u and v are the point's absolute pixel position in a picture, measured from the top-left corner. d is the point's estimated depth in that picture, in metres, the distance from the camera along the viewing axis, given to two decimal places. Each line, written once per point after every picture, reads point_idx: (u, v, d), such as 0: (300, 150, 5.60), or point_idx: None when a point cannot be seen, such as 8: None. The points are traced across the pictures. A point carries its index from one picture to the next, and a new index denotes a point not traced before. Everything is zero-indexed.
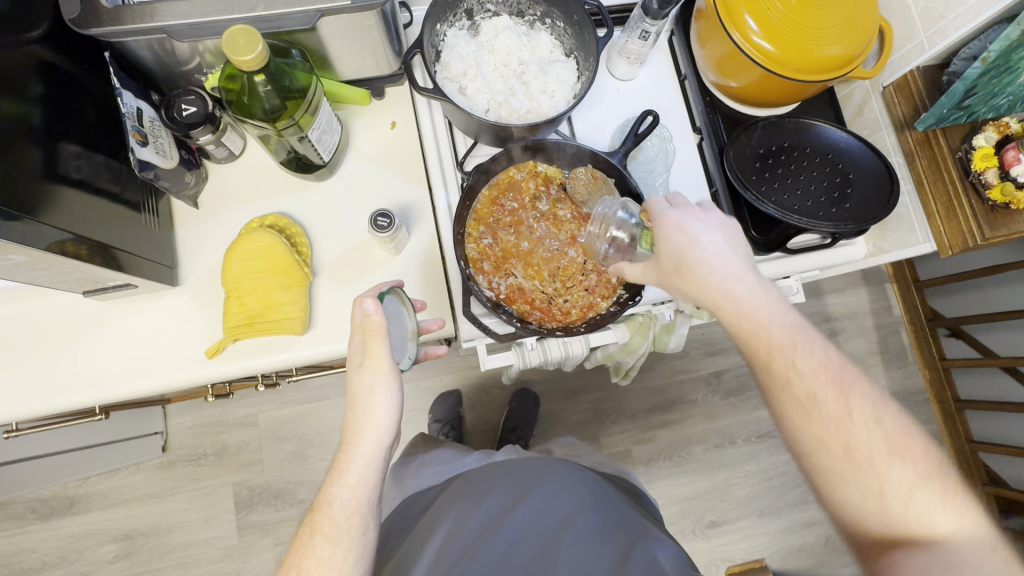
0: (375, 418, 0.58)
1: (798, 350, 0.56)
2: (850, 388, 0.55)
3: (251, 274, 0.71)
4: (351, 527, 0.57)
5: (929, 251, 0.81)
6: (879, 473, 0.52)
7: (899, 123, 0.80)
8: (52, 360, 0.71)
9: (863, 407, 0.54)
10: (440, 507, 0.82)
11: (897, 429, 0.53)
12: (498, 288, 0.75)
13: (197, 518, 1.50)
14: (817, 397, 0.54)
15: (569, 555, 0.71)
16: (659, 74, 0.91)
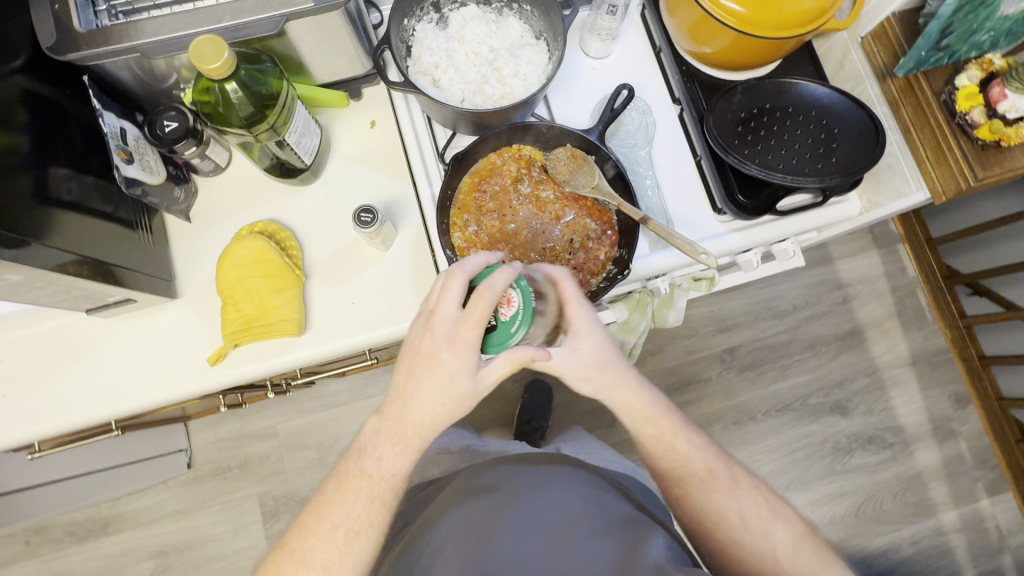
0: (442, 409, 0.61)
1: (682, 436, 0.71)
2: (732, 465, 0.71)
3: (243, 280, 0.73)
4: (393, 499, 0.66)
5: (923, 201, 0.78)
6: (768, 532, 0.66)
7: (879, 73, 0.78)
8: (63, 379, 0.74)
9: (742, 480, 0.70)
10: (445, 505, 0.80)
11: (773, 499, 0.69)
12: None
13: (227, 531, 1.53)
14: (711, 472, 0.70)
15: (575, 555, 0.66)
16: (634, 49, 0.90)
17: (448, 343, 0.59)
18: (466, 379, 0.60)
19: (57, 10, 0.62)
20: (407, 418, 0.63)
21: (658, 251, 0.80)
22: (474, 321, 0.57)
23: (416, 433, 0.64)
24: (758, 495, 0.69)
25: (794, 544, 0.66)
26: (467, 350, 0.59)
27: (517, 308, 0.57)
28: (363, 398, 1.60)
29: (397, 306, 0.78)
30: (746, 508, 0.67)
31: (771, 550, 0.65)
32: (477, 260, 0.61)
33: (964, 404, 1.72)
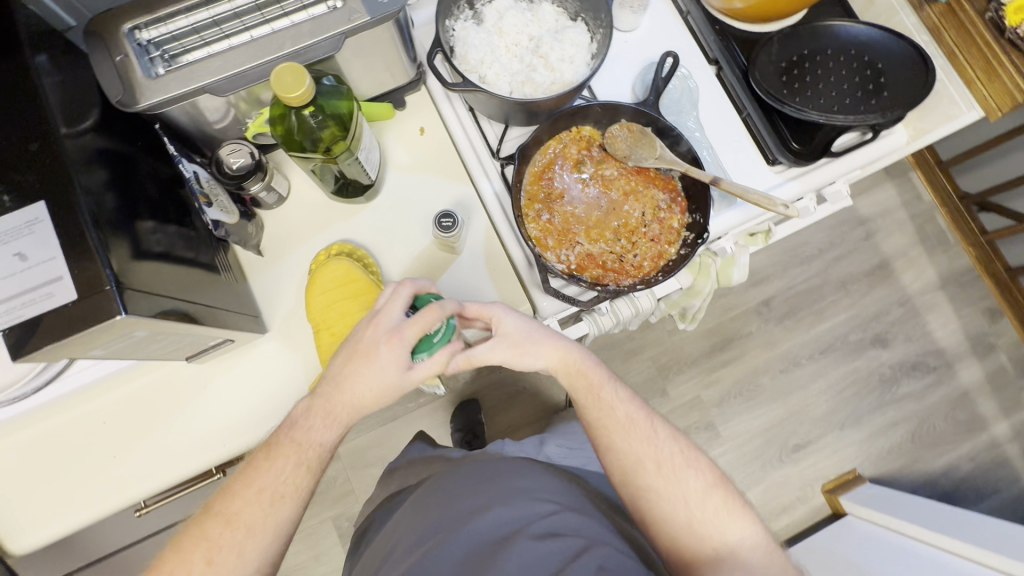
0: (365, 389, 0.63)
1: (604, 386, 0.72)
2: (645, 413, 0.71)
3: (334, 304, 0.74)
4: (310, 480, 0.64)
5: (977, 119, 0.79)
6: (671, 492, 0.67)
7: (918, 1, 0.81)
8: (172, 430, 0.74)
9: (655, 434, 0.70)
10: (410, 510, 0.78)
11: (686, 451, 0.70)
12: (567, 260, 0.76)
13: (307, 558, 1.55)
14: (627, 422, 0.70)
15: (517, 554, 0.63)
16: (661, 17, 0.91)
17: (385, 340, 0.63)
18: (391, 378, 0.63)
19: (119, 61, 0.61)
20: (338, 397, 0.64)
21: (721, 212, 0.84)
22: (416, 326, 0.62)
23: (345, 414, 0.64)
24: (669, 449, 0.69)
25: (705, 493, 0.67)
26: (403, 350, 0.63)
27: (441, 325, 0.63)
28: (418, 407, 1.61)
29: None
30: (659, 456, 0.68)
31: (686, 494, 0.66)
32: (426, 284, 0.69)
33: (998, 318, 1.76)
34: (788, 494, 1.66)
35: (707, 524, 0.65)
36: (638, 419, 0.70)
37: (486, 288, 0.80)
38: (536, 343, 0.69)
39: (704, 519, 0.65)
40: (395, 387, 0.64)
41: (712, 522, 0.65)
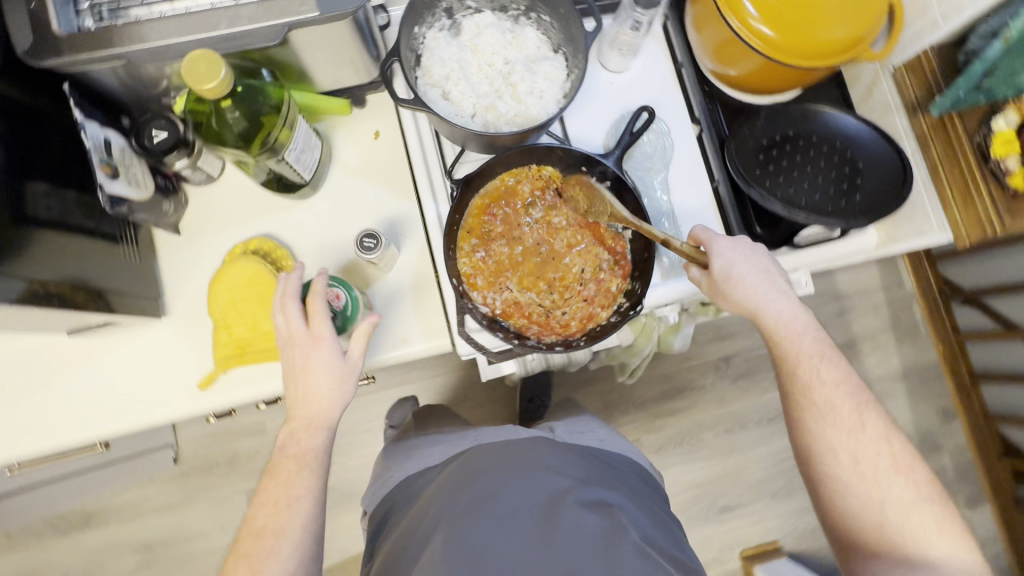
0: (321, 392, 0.62)
1: (821, 359, 0.67)
2: (855, 398, 0.66)
3: (236, 306, 0.70)
4: (321, 470, 0.64)
5: (944, 242, 0.76)
6: (893, 485, 0.63)
7: (910, 106, 0.76)
8: (47, 398, 0.70)
9: (866, 427, 0.65)
10: (437, 487, 0.74)
11: (901, 445, 0.65)
12: (493, 303, 0.73)
13: (214, 527, 1.52)
14: (830, 401, 0.66)
15: (568, 533, 0.63)
16: (654, 64, 0.86)
17: (310, 345, 0.62)
18: (340, 365, 0.63)
19: (34, 9, 0.56)
20: (306, 404, 0.63)
21: (668, 283, 0.79)
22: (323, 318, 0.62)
23: (321, 414, 0.63)
24: (879, 440, 0.64)
25: (917, 496, 0.62)
26: (330, 341, 0.62)
27: (344, 302, 0.67)
28: (354, 396, 1.58)
29: (396, 331, 0.75)
30: (865, 443, 0.64)
31: (872, 487, 0.63)
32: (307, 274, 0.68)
33: (950, 419, 1.74)
34: (706, 552, 1.66)
35: (910, 529, 0.61)
36: (854, 396, 0.66)
37: (407, 316, 0.76)
38: (778, 295, 0.69)
39: (900, 517, 0.62)
40: (351, 370, 0.64)
41: (930, 528, 0.61)
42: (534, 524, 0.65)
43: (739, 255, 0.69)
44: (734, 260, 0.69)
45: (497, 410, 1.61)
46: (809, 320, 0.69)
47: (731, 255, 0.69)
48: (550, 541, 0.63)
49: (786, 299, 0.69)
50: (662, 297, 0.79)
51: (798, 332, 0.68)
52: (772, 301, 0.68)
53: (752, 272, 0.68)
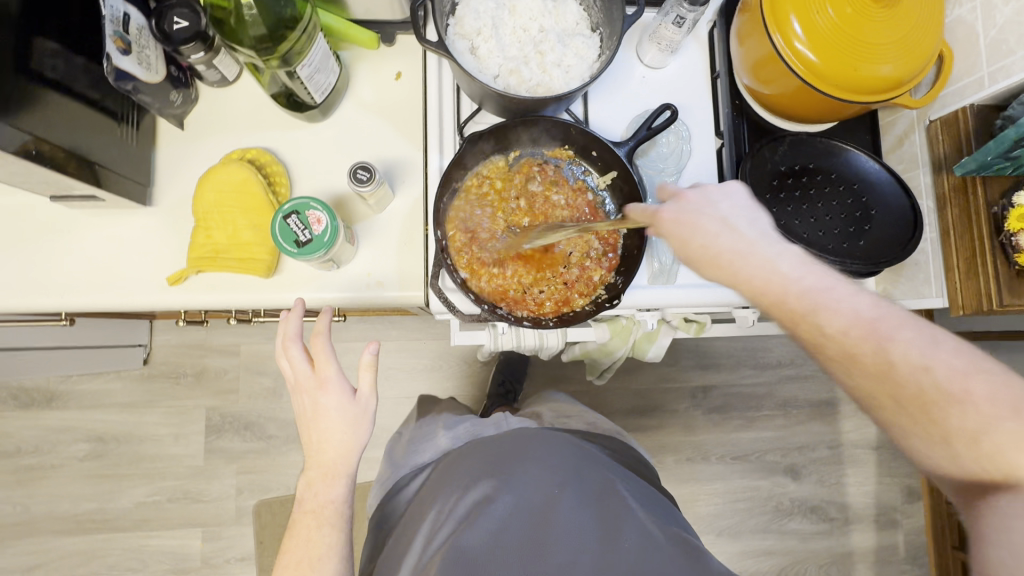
0: (340, 439, 0.65)
1: (823, 315, 0.53)
2: (881, 333, 0.50)
3: (223, 209, 0.70)
4: (343, 520, 0.65)
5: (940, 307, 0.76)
6: (959, 427, 0.46)
7: (938, 163, 0.73)
8: (21, 260, 0.71)
9: (903, 361, 0.49)
10: (431, 494, 0.77)
11: (968, 367, 0.47)
12: (473, 265, 0.72)
13: (168, 434, 1.54)
14: (856, 355, 0.51)
15: (564, 526, 0.67)
16: (691, 68, 0.84)
17: (319, 389, 0.66)
18: (351, 407, 0.66)
19: None
20: (324, 454, 0.65)
21: (654, 287, 0.80)
22: (327, 360, 0.66)
23: (336, 462, 0.65)
24: (923, 372, 0.48)
25: (1000, 425, 0.44)
26: (336, 383, 0.66)
27: (326, 225, 0.64)
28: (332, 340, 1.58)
29: (374, 273, 0.75)
30: (907, 391, 0.49)
31: (938, 439, 0.47)
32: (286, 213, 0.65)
33: (914, 499, 1.72)
34: None
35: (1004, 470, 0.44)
36: (882, 324, 0.51)
37: (387, 260, 0.75)
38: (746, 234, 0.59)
39: (992, 467, 0.44)
40: (365, 410, 0.67)
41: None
42: (537, 522, 0.68)
43: (688, 219, 0.60)
44: (684, 229, 0.60)
45: (467, 386, 1.61)
46: (799, 259, 0.56)
47: (677, 224, 0.61)
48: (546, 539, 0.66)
49: (769, 250, 0.57)
50: (646, 300, 0.80)
51: (791, 283, 0.55)
52: (747, 261, 0.57)
53: (710, 239, 0.59)
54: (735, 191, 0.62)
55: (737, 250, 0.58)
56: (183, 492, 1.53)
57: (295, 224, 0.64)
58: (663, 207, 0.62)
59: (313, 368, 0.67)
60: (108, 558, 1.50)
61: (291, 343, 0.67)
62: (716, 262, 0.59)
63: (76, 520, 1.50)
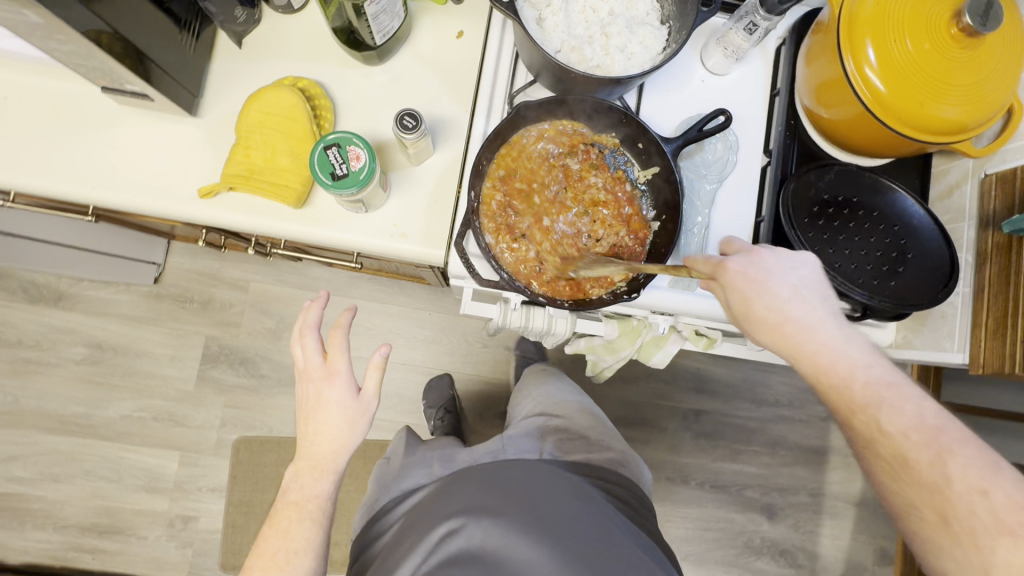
0: (334, 436, 0.67)
1: (886, 412, 0.55)
2: (941, 443, 0.53)
3: (263, 131, 0.70)
4: (324, 517, 0.68)
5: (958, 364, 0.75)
6: (1004, 560, 0.48)
7: (985, 218, 0.71)
8: (61, 145, 0.71)
9: (961, 478, 0.51)
10: (425, 518, 0.76)
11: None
12: (498, 232, 0.72)
13: (164, 354, 1.56)
14: (909, 459, 0.53)
15: (556, 561, 0.67)
16: (751, 81, 0.83)
17: (325, 381, 0.67)
18: (353, 405, 0.68)
19: None
20: (318, 449, 0.67)
21: (674, 290, 0.79)
22: (339, 354, 0.68)
23: (326, 457, 0.67)
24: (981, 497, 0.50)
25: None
26: (343, 378, 0.68)
27: (364, 164, 0.64)
28: (339, 294, 1.59)
29: (400, 224, 0.75)
30: (956, 511, 0.51)
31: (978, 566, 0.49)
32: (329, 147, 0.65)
33: (885, 563, 1.69)
34: None
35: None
36: (940, 434, 0.53)
37: (415, 213, 0.75)
38: (811, 310, 0.60)
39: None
40: (365, 410, 0.68)
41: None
42: (530, 557, 0.67)
43: (756, 279, 0.62)
44: (751, 287, 0.61)
45: (463, 364, 1.61)
46: (868, 350, 0.58)
47: (744, 278, 0.62)
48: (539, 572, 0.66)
49: (839, 332, 0.59)
50: (663, 301, 0.79)
51: (857, 370, 0.57)
52: (814, 336, 0.59)
53: (776, 303, 0.60)
54: (812, 265, 0.63)
55: (804, 323, 0.60)
56: (169, 413, 1.55)
57: (334, 156, 0.64)
58: (731, 258, 0.63)
59: (325, 360, 0.68)
60: (85, 463, 1.53)
61: (308, 330, 0.68)
62: (776, 330, 0.61)
63: (62, 420, 1.53)
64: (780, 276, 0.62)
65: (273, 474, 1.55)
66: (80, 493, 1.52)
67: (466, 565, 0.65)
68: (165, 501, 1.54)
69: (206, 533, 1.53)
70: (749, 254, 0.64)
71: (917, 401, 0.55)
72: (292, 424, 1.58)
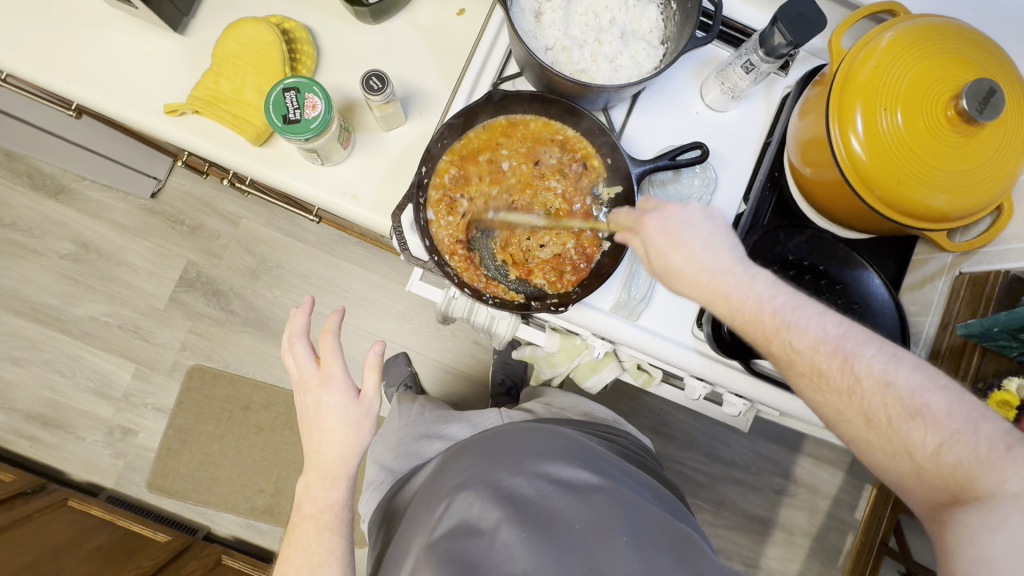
0: (337, 441, 0.66)
1: (796, 333, 0.52)
2: (846, 347, 0.51)
3: (237, 64, 0.71)
4: (342, 526, 0.67)
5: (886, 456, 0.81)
6: (921, 443, 0.47)
7: (947, 317, 0.70)
8: (45, 34, 0.72)
9: (867, 376, 0.49)
10: (431, 492, 0.81)
11: (926, 384, 0.48)
12: (439, 206, 0.74)
13: (144, 268, 1.58)
14: (823, 373, 0.51)
15: (564, 514, 0.69)
16: (747, 124, 0.80)
17: (322, 387, 0.67)
18: (354, 408, 0.67)
19: None
20: (322, 456, 0.67)
21: (613, 317, 0.76)
22: (333, 359, 0.66)
23: (336, 465, 0.67)
24: (885, 389, 0.48)
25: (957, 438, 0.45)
26: (340, 381, 0.67)
27: (319, 114, 0.63)
28: (324, 250, 1.59)
29: (353, 184, 0.75)
30: (876, 410, 0.49)
31: (900, 452, 0.48)
32: (289, 92, 0.64)
33: None
34: None
35: (965, 479, 0.44)
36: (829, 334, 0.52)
37: (369, 177, 0.75)
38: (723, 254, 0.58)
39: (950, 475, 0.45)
40: (368, 410, 0.67)
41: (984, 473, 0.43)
42: (538, 512, 0.69)
43: (673, 233, 0.59)
44: (668, 240, 0.59)
45: (427, 347, 1.61)
46: (773, 281, 0.55)
47: (660, 235, 0.60)
48: (549, 525, 0.68)
49: (745, 271, 0.56)
50: (600, 326, 0.76)
51: (766, 302, 0.54)
52: (725, 281, 0.56)
53: (691, 255, 0.58)
54: (717, 214, 0.61)
55: (717, 270, 0.57)
56: (135, 325, 1.58)
57: (291, 99, 0.64)
58: (647, 214, 0.61)
59: (321, 366, 0.67)
60: (46, 354, 1.56)
61: (298, 339, 0.67)
62: (693, 280, 0.58)
63: (34, 307, 1.56)
64: (692, 217, 0.60)
65: (218, 408, 1.58)
66: (34, 380, 1.56)
67: (464, 538, 0.68)
68: (110, 408, 1.56)
69: (143, 448, 1.56)
70: (647, 210, 0.62)
71: (807, 304, 0.54)
72: (248, 365, 1.59)
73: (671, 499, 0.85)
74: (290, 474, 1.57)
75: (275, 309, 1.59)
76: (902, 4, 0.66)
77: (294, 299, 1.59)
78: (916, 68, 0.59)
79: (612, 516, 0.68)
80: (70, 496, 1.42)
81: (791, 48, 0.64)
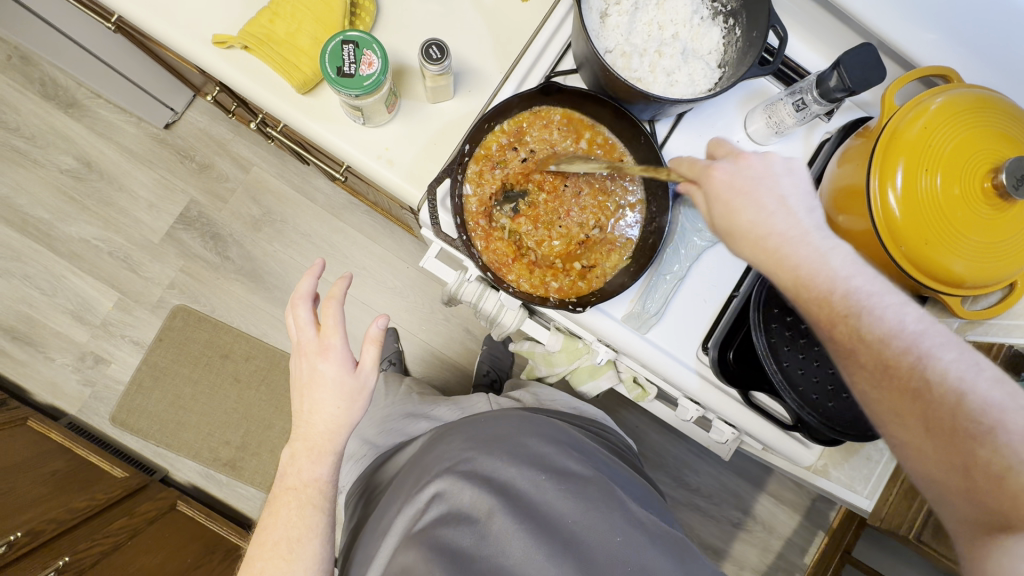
0: (323, 414, 0.64)
1: (867, 319, 0.49)
2: (921, 347, 0.47)
3: (296, 9, 0.71)
4: (325, 501, 0.66)
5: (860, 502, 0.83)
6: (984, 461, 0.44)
7: None
8: None
9: (938, 382, 0.46)
10: (418, 470, 0.80)
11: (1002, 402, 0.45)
12: (479, 186, 0.74)
13: (145, 199, 1.55)
14: (890, 367, 0.48)
15: (551, 509, 0.69)
16: (785, 162, 0.81)
17: (319, 355, 0.64)
18: (349, 381, 0.65)
19: None
20: (309, 428, 0.65)
21: (623, 326, 0.76)
22: (334, 329, 0.64)
23: (324, 439, 0.65)
24: (958, 401, 0.45)
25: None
26: (339, 352, 0.64)
27: (373, 73, 0.63)
28: (332, 213, 1.57)
29: (390, 150, 0.74)
30: (942, 414, 0.46)
31: (959, 469, 0.45)
32: (348, 46, 0.63)
33: None
34: None
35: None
36: (908, 337, 0.48)
37: (407, 146, 0.74)
38: (806, 222, 0.53)
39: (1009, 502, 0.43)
40: (363, 385, 0.66)
41: None
42: (528, 507, 0.69)
43: (741, 190, 0.55)
44: (736, 197, 0.55)
45: (419, 327, 1.60)
46: (854, 260, 0.51)
47: (727, 190, 0.55)
48: (540, 521, 0.68)
49: (825, 246, 0.52)
50: (608, 332, 0.76)
51: (838, 282, 0.50)
52: (796, 249, 0.52)
53: (760, 218, 0.54)
54: (800, 170, 0.56)
55: (787, 238, 0.53)
56: (126, 255, 1.54)
57: (348, 52, 0.63)
58: (716, 165, 0.57)
59: (320, 333, 0.65)
60: (28, 268, 1.52)
61: (299, 309, 0.65)
62: (759, 243, 0.54)
63: (24, 220, 1.52)
64: (768, 176, 0.55)
65: (197, 353, 1.55)
66: (13, 293, 1.51)
67: (453, 526, 0.67)
68: (86, 334, 1.52)
69: (112, 380, 1.53)
70: (724, 165, 0.56)
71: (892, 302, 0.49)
72: (234, 314, 1.56)
73: (653, 495, 0.87)
74: (259, 431, 1.55)
75: (272, 264, 1.56)
76: (957, 72, 0.67)
77: (292, 256, 1.57)
78: (960, 136, 0.61)
79: (603, 513, 0.69)
80: (30, 416, 1.37)
81: (847, 94, 0.65)
